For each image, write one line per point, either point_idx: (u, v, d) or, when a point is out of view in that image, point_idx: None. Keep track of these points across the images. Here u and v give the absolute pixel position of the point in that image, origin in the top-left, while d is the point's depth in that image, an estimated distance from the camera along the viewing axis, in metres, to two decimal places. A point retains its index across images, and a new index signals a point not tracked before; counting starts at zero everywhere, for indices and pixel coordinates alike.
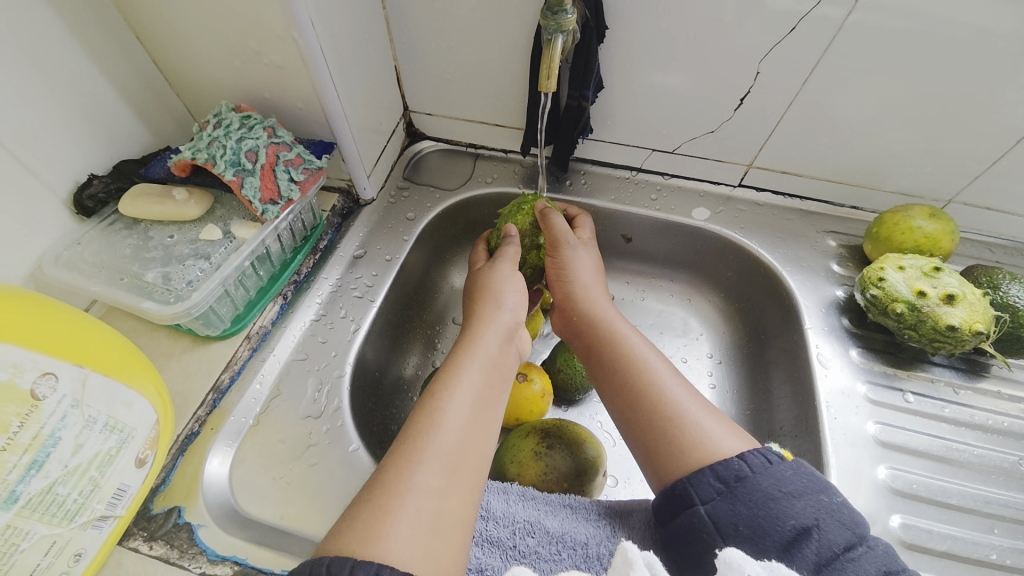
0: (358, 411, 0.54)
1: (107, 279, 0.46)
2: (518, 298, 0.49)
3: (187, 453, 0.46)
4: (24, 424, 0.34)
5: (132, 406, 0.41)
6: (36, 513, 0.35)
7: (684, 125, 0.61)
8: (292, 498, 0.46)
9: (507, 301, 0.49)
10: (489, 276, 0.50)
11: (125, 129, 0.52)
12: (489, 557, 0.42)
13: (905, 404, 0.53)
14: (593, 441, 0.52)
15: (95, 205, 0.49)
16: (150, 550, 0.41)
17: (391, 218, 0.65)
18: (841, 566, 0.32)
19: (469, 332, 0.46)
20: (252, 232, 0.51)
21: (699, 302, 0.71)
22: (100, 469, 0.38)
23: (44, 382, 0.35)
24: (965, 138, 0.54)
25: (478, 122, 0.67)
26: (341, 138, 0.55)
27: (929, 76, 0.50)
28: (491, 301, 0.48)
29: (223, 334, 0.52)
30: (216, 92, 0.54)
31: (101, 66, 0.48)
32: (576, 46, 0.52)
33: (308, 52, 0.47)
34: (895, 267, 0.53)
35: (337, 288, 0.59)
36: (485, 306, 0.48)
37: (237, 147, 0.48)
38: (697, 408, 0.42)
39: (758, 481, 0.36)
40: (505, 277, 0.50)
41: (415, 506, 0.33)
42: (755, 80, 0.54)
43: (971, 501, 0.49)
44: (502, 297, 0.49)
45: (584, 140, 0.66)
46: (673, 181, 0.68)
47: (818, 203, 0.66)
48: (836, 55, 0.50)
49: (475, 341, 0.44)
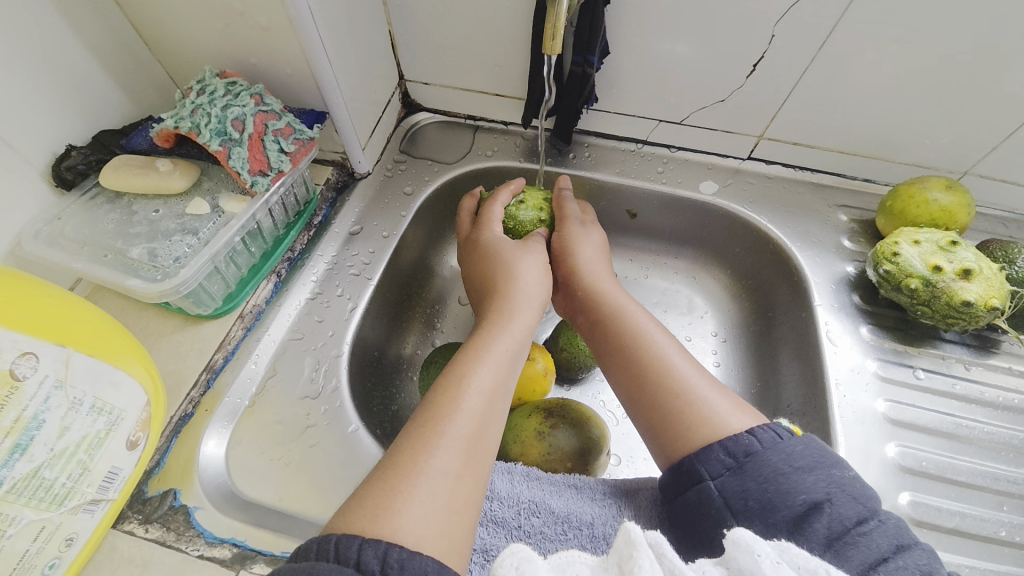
0: (357, 392, 0.53)
1: (90, 255, 0.44)
2: (541, 278, 0.48)
3: (181, 435, 0.45)
4: (3, 406, 0.32)
5: (120, 387, 0.39)
6: (21, 499, 0.33)
7: (692, 94, 0.58)
8: (291, 479, 0.45)
9: (533, 279, 0.47)
10: (507, 251, 0.49)
11: (104, 97, 0.49)
12: (494, 538, 0.41)
13: (915, 380, 0.52)
14: (596, 420, 0.52)
15: (75, 177, 0.46)
16: (146, 533, 0.40)
17: (388, 192, 0.63)
18: (853, 541, 0.31)
19: (494, 309, 0.45)
20: (242, 206, 0.48)
21: (705, 279, 0.70)
22: (89, 452, 0.37)
23: (24, 362, 0.33)
24: (986, 107, 0.52)
25: (477, 92, 0.64)
26: (334, 107, 0.53)
27: (954, 40, 0.47)
28: (517, 275, 0.47)
29: (215, 314, 0.50)
30: (200, 56, 0.51)
31: (75, 28, 0.45)
32: (581, 6, 0.49)
33: (295, 12, 0.44)
34: (910, 242, 0.51)
35: (333, 265, 0.57)
36: (504, 279, 0.47)
37: (222, 115, 0.45)
38: (703, 384, 0.40)
39: (768, 456, 0.35)
40: (529, 257, 0.49)
41: (431, 486, 0.31)
42: (769, 44, 0.51)
43: (981, 478, 0.48)
44: (522, 268, 0.48)
45: (588, 110, 0.64)
46: (680, 154, 0.66)
47: (829, 175, 0.64)
48: (855, 17, 0.47)
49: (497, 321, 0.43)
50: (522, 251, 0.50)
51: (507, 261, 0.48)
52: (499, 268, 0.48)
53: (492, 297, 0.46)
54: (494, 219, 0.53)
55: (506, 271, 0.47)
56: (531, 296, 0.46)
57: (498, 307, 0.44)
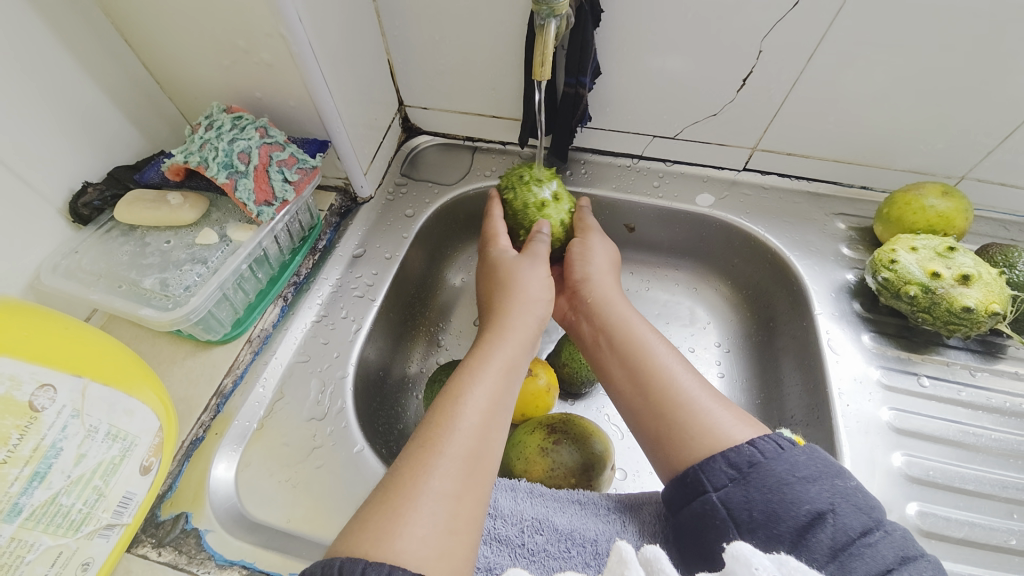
0: (362, 412, 0.54)
1: (106, 286, 0.46)
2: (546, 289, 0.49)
3: (193, 459, 0.46)
4: (24, 436, 0.34)
5: (134, 414, 0.40)
6: (40, 525, 0.35)
7: (685, 109, 0.59)
8: (299, 500, 0.46)
9: (542, 299, 0.48)
10: (515, 269, 0.49)
11: (118, 134, 0.51)
12: (498, 556, 0.41)
13: (919, 388, 0.52)
14: (598, 434, 0.52)
15: (91, 213, 0.49)
16: (159, 556, 0.41)
17: (390, 215, 0.64)
18: (858, 552, 0.31)
19: (495, 325, 0.45)
20: (248, 235, 0.50)
21: (706, 290, 0.70)
22: (105, 478, 0.38)
23: (42, 394, 0.35)
24: (978, 112, 0.52)
25: (474, 114, 0.66)
26: (335, 136, 0.54)
27: (940, 47, 0.48)
28: (522, 295, 0.48)
29: (224, 338, 0.52)
30: (208, 92, 0.53)
31: (90, 71, 0.48)
32: (572, 31, 0.51)
33: (297, 48, 0.46)
34: (907, 249, 0.51)
35: (338, 288, 0.58)
36: (511, 294, 0.48)
37: (229, 148, 0.47)
38: (705, 394, 0.41)
39: (772, 466, 0.35)
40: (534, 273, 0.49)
41: (431, 508, 0.32)
42: (758, 58, 0.53)
43: (989, 486, 0.48)
44: (529, 287, 0.48)
45: (583, 128, 0.65)
46: (676, 168, 0.67)
47: (825, 184, 0.65)
48: (840, 30, 0.49)
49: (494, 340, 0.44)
50: (529, 269, 0.49)
51: (516, 280, 0.49)
52: (504, 284, 0.49)
53: (495, 313, 0.47)
54: (498, 233, 0.54)
55: (516, 292, 0.48)
56: (534, 315, 0.47)
57: (499, 324, 0.45)
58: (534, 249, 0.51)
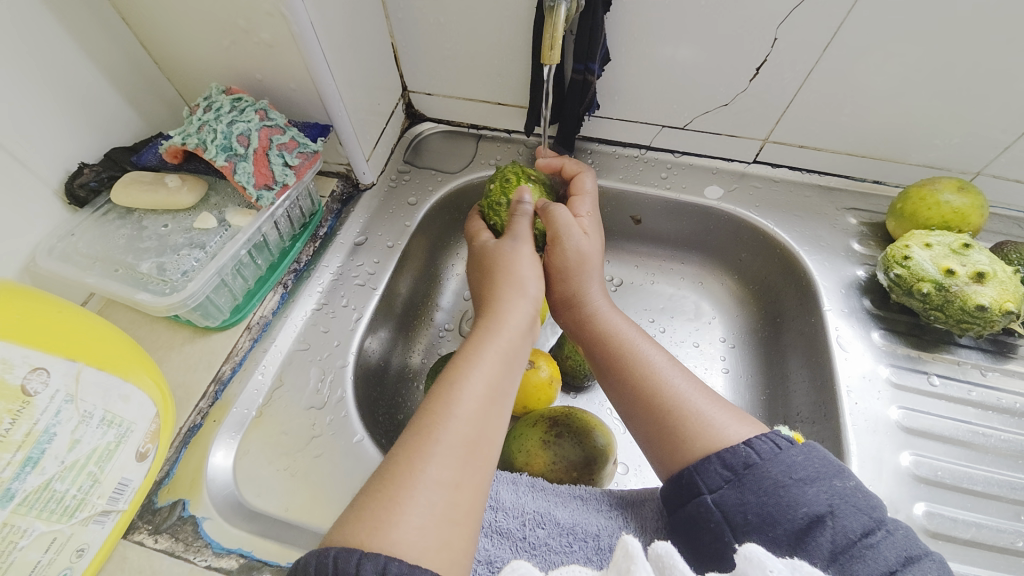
0: (362, 401, 0.53)
1: (102, 270, 0.45)
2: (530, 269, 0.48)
3: (190, 446, 0.45)
4: (16, 421, 0.33)
5: (129, 400, 0.40)
6: (34, 510, 0.34)
7: (697, 99, 0.58)
8: (299, 489, 0.45)
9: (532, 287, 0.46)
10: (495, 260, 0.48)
11: (115, 114, 0.50)
12: (499, 549, 0.40)
13: (929, 387, 0.51)
14: (600, 428, 0.51)
15: (88, 195, 0.48)
16: (156, 543, 0.41)
17: (393, 202, 0.63)
18: (860, 554, 0.30)
19: (489, 315, 0.44)
20: (247, 220, 0.49)
21: (713, 284, 0.69)
22: (100, 464, 0.37)
23: (35, 378, 0.34)
24: (998, 106, 0.51)
25: (480, 101, 0.65)
26: (338, 121, 0.53)
27: (961, 39, 0.47)
28: (505, 279, 0.46)
29: (222, 325, 0.51)
30: (208, 73, 0.52)
31: (86, 48, 0.46)
32: (581, 16, 0.49)
33: (298, 28, 0.44)
34: (921, 245, 0.50)
35: (339, 276, 0.57)
36: (498, 284, 0.46)
37: (228, 131, 0.46)
38: (697, 395, 0.40)
39: (768, 468, 0.34)
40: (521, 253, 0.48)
41: (428, 495, 0.31)
42: (772, 47, 0.51)
43: (997, 487, 0.47)
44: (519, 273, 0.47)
45: (590, 117, 0.63)
46: (685, 159, 0.65)
47: (837, 177, 0.63)
48: (859, 19, 0.47)
49: (493, 328, 0.42)
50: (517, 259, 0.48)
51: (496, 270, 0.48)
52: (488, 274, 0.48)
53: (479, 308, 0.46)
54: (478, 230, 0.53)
55: (499, 280, 0.46)
56: (516, 297, 0.45)
57: (487, 313, 0.44)
58: (516, 228, 0.50)
